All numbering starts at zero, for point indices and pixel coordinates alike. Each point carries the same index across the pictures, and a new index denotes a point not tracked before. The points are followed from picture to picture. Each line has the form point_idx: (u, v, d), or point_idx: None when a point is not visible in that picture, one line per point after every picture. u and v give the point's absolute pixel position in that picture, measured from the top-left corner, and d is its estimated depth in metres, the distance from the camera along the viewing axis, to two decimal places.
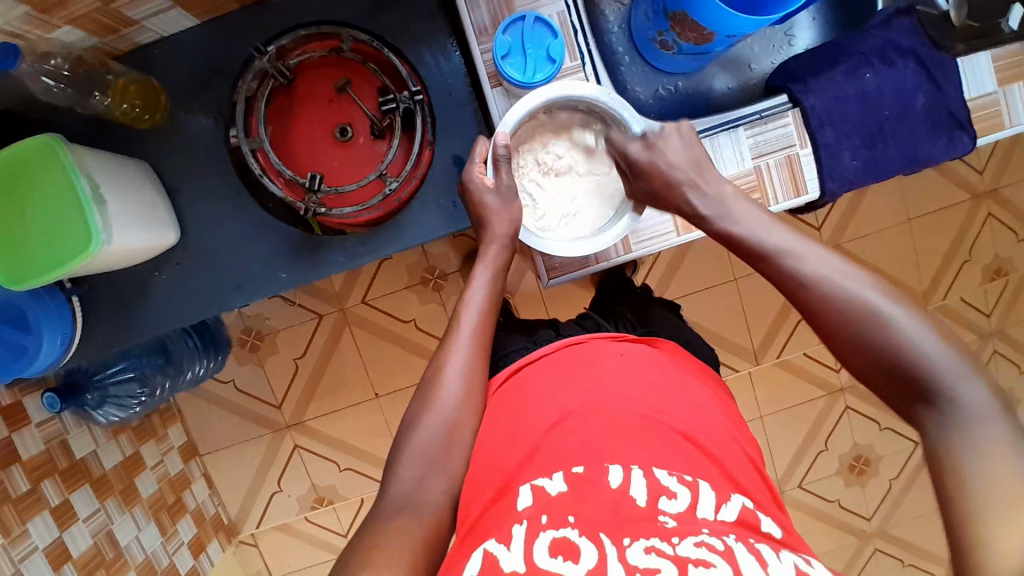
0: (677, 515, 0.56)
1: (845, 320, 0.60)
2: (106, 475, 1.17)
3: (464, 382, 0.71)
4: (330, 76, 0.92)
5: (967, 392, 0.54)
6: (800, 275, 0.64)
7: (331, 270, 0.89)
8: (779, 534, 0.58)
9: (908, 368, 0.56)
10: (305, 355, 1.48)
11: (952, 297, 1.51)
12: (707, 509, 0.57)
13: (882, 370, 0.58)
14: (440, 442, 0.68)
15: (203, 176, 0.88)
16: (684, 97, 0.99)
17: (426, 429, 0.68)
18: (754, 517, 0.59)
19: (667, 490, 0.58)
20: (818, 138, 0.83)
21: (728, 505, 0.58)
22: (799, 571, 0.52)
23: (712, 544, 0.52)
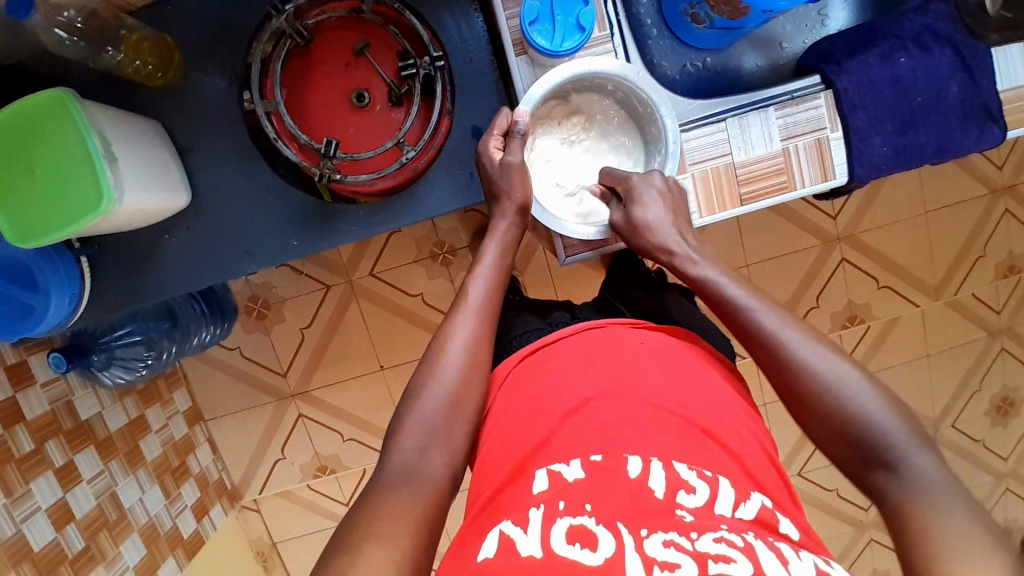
0: (694, 510, 0.55)
1: (804, 380, 0.61)
2: (111, 437, 1.17)
3: (468, 353, 0.70)
4: (347, 38, 0.89)
5: (916, 460, 0.55)
6: (769, 332, 0.64)
7: (345, 239, 0.88)
8: (796, 535, 0.57)
9: (863, 425, 0.58)
10: (312, 324, 1.47)
11: (964, 293, 1.49)
12: (726, 505, 0.56)
13: (834, 430, 0.59)
14: (443, 413, 0.67)
15: (214, 139, 0.86)
16: (711, 75, 0.95)
17: (427, 401, 0.67)
18: (772, 517, 0.57)
19: (686, 484, 0.57)
20: (850, 122, 0.81)
21: (746, 503, 0.57)
22: (817, 570, 0.52)
23: (732, 540, 0.52)
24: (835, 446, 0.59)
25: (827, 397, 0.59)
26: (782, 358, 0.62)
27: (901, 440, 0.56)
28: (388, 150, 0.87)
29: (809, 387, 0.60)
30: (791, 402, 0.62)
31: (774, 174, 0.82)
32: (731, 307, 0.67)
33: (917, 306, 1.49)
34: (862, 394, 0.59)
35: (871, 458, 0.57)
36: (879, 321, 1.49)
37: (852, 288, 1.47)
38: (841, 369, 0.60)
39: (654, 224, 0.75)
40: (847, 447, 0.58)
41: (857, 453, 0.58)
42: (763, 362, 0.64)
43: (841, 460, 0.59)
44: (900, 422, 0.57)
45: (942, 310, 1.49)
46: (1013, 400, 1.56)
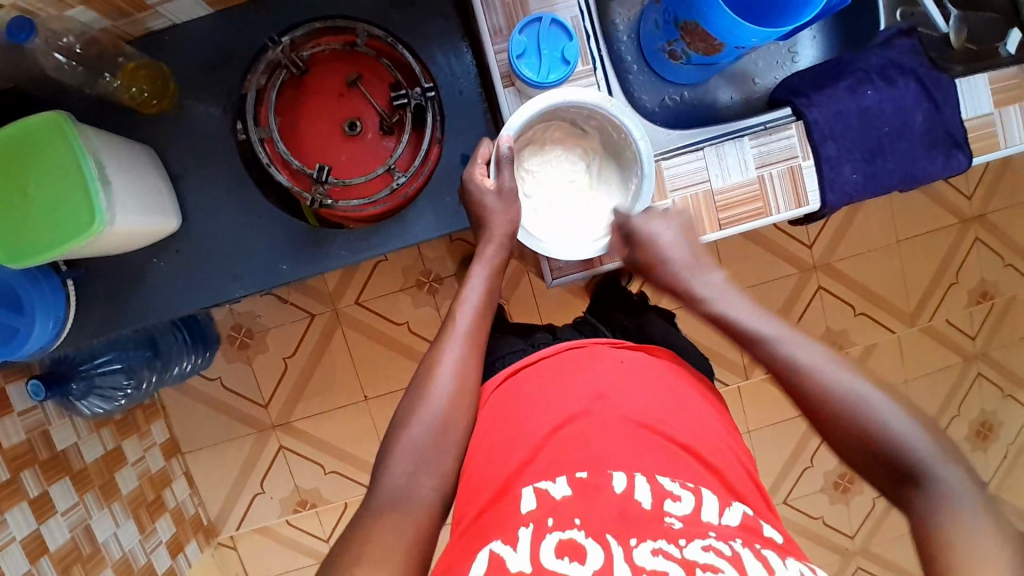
0: (682, 517, 0.57)
1: (839, 408, 0.64)
2: (87, 468, 1.15)
3: (456, 377, 0.71)
4: (341, 70, 0.91)
5: (945, 478, 0.58)
6: (796, 362, 0.68)
7: (331, 264, 0.88)
8: (779, 540, 0.59)
9: (890, 446, 0.61)
10: (296, 353, 1.47)
11: (938, 319, 1.54)
12: (712, 514, 0.58)
13: (866, 452, 0.62)
14: (431, 437, 0.67)
15: (206, 165, 0.87)
16: (689, 108, 0.99)
17: (417, 424, 0.67)
18: (756, 524, 0.59)
19: (670, 494, 0.59)
20: (820, 151, 0.84)
21: (730, 510, 0.59)
22: None
23: (720, 549, 0.54)
24: (861, 458, 0.63)
25: (859, 421, 0.63)
26: (808, 384, 0.66)
27: (931, 458, 0.59)
28: (378, 177, 0.88)
29: (843, 414, 0.64)
30: (816, 423, 0.66)
31: (750, 201, 0.85)
32: (758, 339, 0.71)
33: (893, 332, 1.53)
34: (890, 415, 0.62)
35: (900, 471, 0.60)
36: (856, 347, 1.53)
37: (829, 315, 1.51)
38: (873, 393, 0.64)
39: (660, 268, 0.80)
40: (875, 464, 0.62)
41: (888, 467, 0.61)
42: (790, 388, 0.68)
43: (871, 474, 0.63)
44: (931, 443, 0.60)
45: (917, 336, 1.54)
46: (990, 424, 1.59)
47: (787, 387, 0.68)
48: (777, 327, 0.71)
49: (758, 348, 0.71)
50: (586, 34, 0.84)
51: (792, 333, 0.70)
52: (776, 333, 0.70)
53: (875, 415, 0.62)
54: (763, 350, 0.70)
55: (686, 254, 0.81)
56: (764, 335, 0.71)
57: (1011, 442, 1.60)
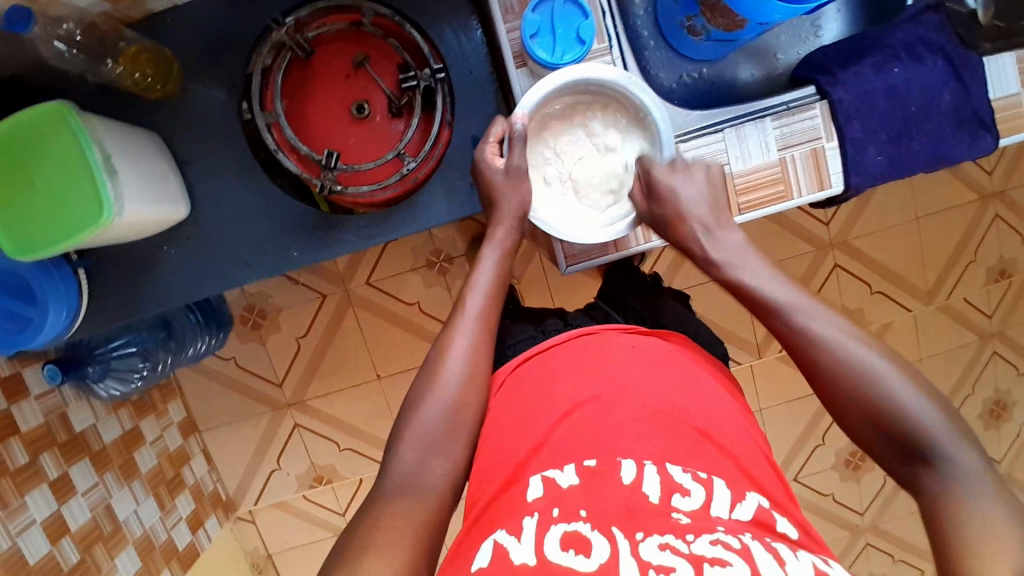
0: (690, 513, 0.56)
1: (849, 384, 0.61)
2: (106, 449, 1.17)
3: (468, 362, 0.69)
4: (348, 51, 0.89)
5: (959, 463, 0.55)
6: (812, 335, 0.64)
7: (343, 250, 0.87)
8: (794, 534, 0.58)
9: (906, 430, 0.58)
10: (308, 333, 1.47)
11: (954, 297, 1.51)
12: (722, 507, 0.57)
13: (879, 433, 0.59)
14: (443, 427, 0.66)
15: (213, 150, 0.86)
16: (707, 85, 0.96)
17: (428, 410, 0.66)
18: (769, 517, 0.58)
19: (680, 488, 0.57)
20: (845, 132, 0.81)
21: (742, 504, 0.58)
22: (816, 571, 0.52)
23: (728, 543, 0.52)
24: (878, 442, 0.60)
25: (884, 403, 0.59)
26: (824, 361, 0.62)
27: (947, 443, 0.56)
28: (388, 161, 0.87)
29: (853, 390, 0.61)
30: (830, 401, 0.63)
31: (771, 184, 0.83)
32: (777, 309, 0.67)
33: (909, 310, 1.51)
34: (909, 401, 0.58)
35: (909, 451, 0.58)
36: (871, 326, 1.51)
37: (846, 294, 1.49)
38: (889, 372, 0.60)
39: (676, 225, 0.76)
40: (889, 447, 0.59)
41: (900, 448, 0.58)
42: (803, 364, 0.64)
43: (882, 458, 0.60)
44: (946, 424, 0.57)
45: (933, 315, 1.52)
46: (1005, 404, 1.57)
47: (801, 362, 0.64)
48: (794, 294, 0.67)
49: (774, 317, 0.67)
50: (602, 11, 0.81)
51: (809, 304, 0.66)
52: (790, 303, 0.66)
53: (896, 400, 0.59)
54: (782, 319, 0.66)
55: (704, 210, 0.76)
56: (782, 302, 0.67)
57: None
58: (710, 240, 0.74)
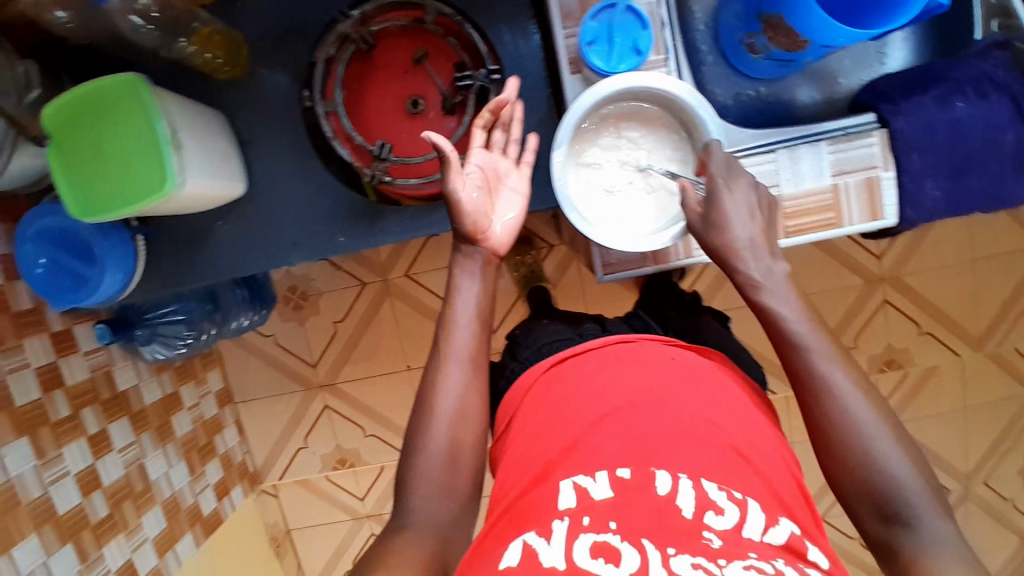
0: (722, 533, 0.55)
1: (846, 437, 0.62)
2: (145, 410, 1.23)
3: (462, 398, 0.69)
4: (408, 46, 0.89)
5: (934, 530, 0.58)
6: (826, 382, 0.64)
7: (387, 238, 0.89)
8: (825, 564, 0.56)
9: (889, 491, 0.60)
10: (346, 318, 1.51)
11: (1005, 347, 1.54)
12: (754, 529, 0.56)
13: (865, 491, 0.61)
14: (445, 466, 0.66)
15: (272, 132, 0.89)
16: (764, 106, 0.93)
17: (427, 453, 0.66)
18: (801, 544, 0.57)
19: (714, 506, 0.57)
20: (903, 164, 0.80)
21: (775, 528, 0.57)
22: None
23: (761, 568, 0.52)
24: (860, 498, 0.61)
25: (871, 461, 0.61)
26: (831, 408, 0.63)
27: (925, 510, 0.58)
28: (438, 158, 0.87)
29: (850, 445, 0.62)
30: (822, 447, 0.64)
31: (822, 210, 0.81)
32: (795, 347, 0.66)
33: (956, 355, 1.55)
34: (898, 467, 0.60)
35: (887, 511, 0.60)
36: (916, 367, 1.55)
37: (892, 330, 1.52)
38: (884, 432, 0.62)
39: (720, 236, 0.71)
40: (869, 502, 0.61)
41: (877, 506, 0.60)
42: (808, 404, 0.65)
43: (857, 513, 0.62)
44: (926, 493, 0.59)
45: (979, 361, 1.55)
46: None
47: (804, 401, 0.65)
48: (810, 334, 0.67)
49: (791, 356, 0.67)
50: (661, 24, 0.81)
51: (824, 350, 0.66)
52: (815, 347, 0.66)
53: (885, 461, 0.60)
54: (796, 360, 0.66)
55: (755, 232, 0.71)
56: (798, 343, 0.67)
57: None
58: (754, 265, 0.70)
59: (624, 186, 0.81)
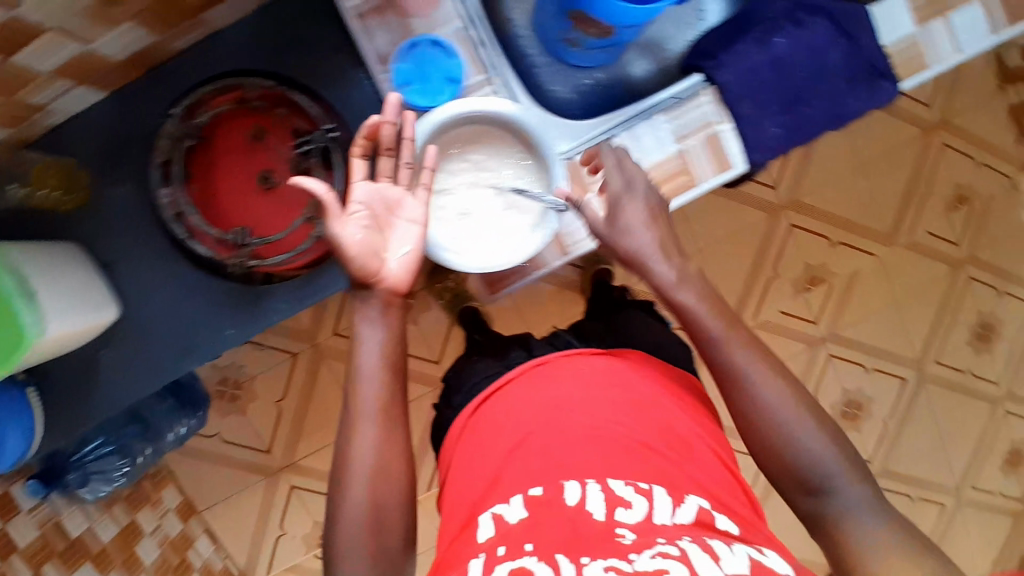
0: (634, 526, 0.61)
1: (767, 425, 0.67)
2: (106, 549, 1.16)
3: (379, 453, 0.66)
4: (244, 126, 0.88)
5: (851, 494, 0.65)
6: (743, 373, 0.68)
7: (273, 318, 0.87)
8: (734, 530, 0.64)
9: (813, 469, 0.66)
10: (286, 395, 1.48)
11: (920, 232, 1.62)
12: (663, 514, 0.63)
13: (790, 470, 0.67)
14: (372, 525, 0.65)
15: (133, 246, 0.86)
16: (605, 89, 0.97)
17: (354, 516, 0.65)
18: (708, 516, 0.64)
19: (622, 501, 0.63)
20: (737, 112, 0.82)
21: (683, 507, 0.64)
22: (750, 562, 0.57)
23: (668, 552, 0.56)
24: (786, 477, 0.67)
25: (794, 443, 0.66)
26: (752, 399, 0.68)
27: (843, 479, 0.65)
28: (299, 227, 0.86)
29: (772, 432, 0.67)
30: (748, 434, 0.69)
31: (674, 176, 0.83)
32: (707, 345, 0.70)
33: (875, 255, 1.61)
34: (818, 442, 0.66)
35: (808, 483, 0.66)
36: (840, 276, 1.60)
37: (808, 251, 1.56)
38: (800, 413, 0.67)
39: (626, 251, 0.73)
40: (794, 479, 0.67)
41: (798, 480, 0.67)
42: (731, 396, 0.69)
43: (782, 485, 0.68)
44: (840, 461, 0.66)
45: (899, 252, 1.62)
46: (990, 326, 1.72)
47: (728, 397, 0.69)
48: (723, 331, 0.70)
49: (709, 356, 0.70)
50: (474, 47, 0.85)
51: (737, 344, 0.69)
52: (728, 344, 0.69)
53: (807, 439, 0.66)
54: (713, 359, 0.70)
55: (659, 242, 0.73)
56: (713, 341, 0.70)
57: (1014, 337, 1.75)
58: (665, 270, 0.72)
59: (478, 209, 0.81)
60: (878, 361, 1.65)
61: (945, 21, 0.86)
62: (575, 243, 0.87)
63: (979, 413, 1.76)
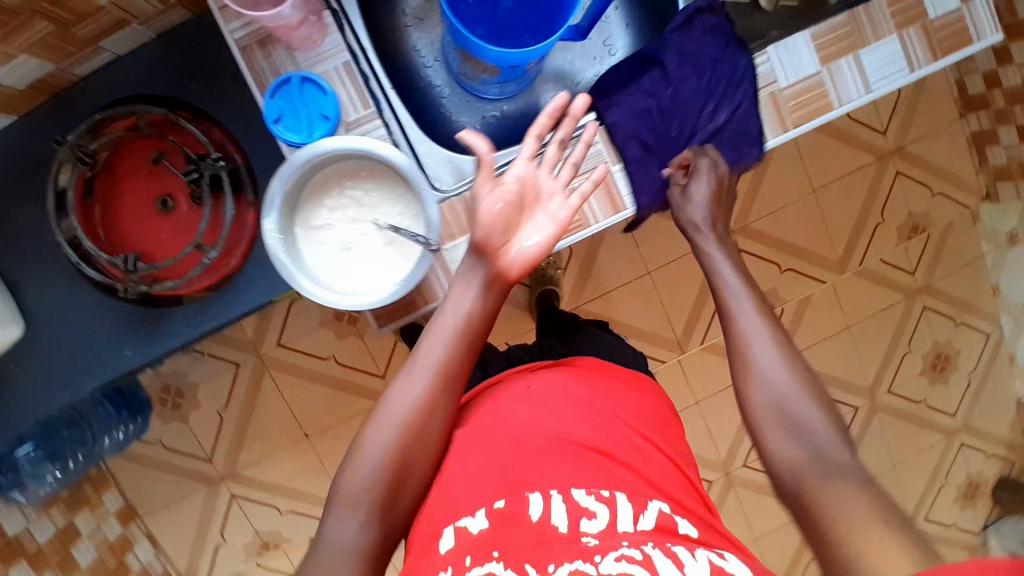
0: (598, 533, 0.61)
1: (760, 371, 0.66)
2: (41, 548, 1.19)
3: (386, 463, 0.65)
4: (142, 149, 0.89)
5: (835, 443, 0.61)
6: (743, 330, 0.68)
7: (174, 341, 0.88)
8: (695, 534, 0.65)
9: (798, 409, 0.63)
10: (228, 406, 1.49)
11: (871, 260, 1.62)
12: (627, 521, 0.63)
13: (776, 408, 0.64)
14: (359, 540, 0.63)
15: (38, 265, 0.87)
16: (514, 120, 1.00)
17: (341, 529, 0.63)
18: (670, 521, 0.65)
19: (587, 511, 0.64)
20: (625, 153, 0.85)
21: (645, 514, 0.65)
22: (712, 569, 0.58)
23: (631, 556, 0.58)
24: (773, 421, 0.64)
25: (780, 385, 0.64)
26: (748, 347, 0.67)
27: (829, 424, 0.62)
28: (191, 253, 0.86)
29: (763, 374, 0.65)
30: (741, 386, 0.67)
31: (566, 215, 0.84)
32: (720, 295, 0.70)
33: (825, 282, 1.61)
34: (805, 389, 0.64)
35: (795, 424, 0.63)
36: (791, 301, 1.61)
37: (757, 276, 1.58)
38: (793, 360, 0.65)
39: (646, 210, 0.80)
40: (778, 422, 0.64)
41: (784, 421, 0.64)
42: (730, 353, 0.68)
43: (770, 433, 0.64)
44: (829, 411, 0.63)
45: (850, 280, 1.62)
46: (946, 356, 1.71)
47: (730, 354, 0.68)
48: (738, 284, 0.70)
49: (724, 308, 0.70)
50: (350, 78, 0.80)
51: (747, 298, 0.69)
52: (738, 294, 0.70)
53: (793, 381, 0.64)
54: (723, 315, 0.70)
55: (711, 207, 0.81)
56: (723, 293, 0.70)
57: (971, 369, 1.72)
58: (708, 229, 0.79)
59: (358, 243, 0.79)
60: (825, 388, 1.67)
61: (855, 60, 0.85)
62: None
63: (932, 444, 1.74)
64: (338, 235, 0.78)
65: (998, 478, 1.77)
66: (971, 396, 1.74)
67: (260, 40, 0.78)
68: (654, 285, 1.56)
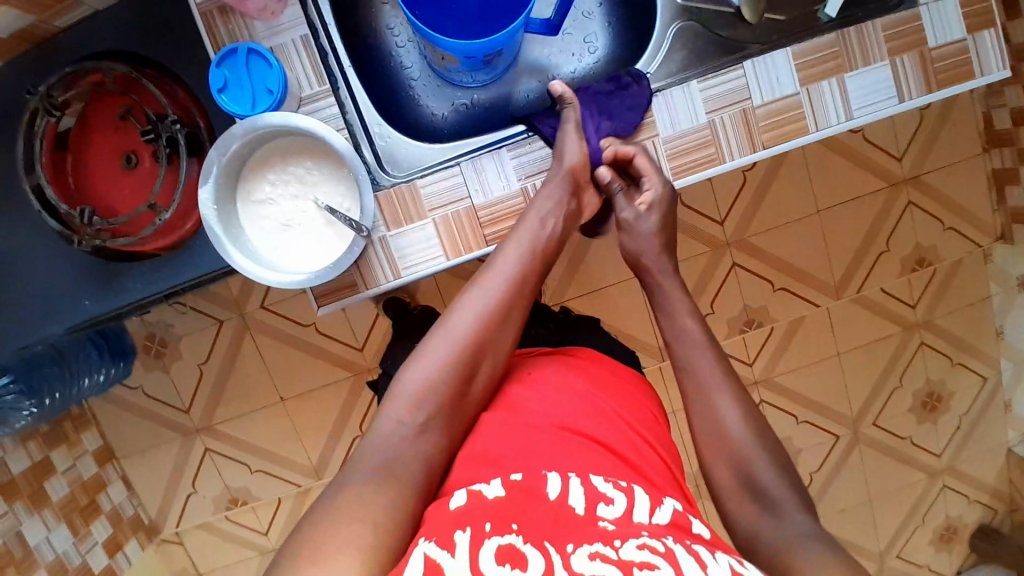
0: (614, 520, 0.60)
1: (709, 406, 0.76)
2: (15, 479, 1.30)
3: (420, 406, 0.66)
4: (111, 105, 0.91)
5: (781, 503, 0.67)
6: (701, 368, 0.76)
7: (128, 296, 0.90)
8: (708, 535, 0.63)
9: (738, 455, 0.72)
10: (209, 360, 1.52)
11: (871, 288, 1.57)
12: (642, 513, 0.62)
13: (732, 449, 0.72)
14: (387, 474, 0.61)
15: (8, 210, 0.90)
16: (483, 108, 1.08)
17: (372, 466, 0.61)
18: (685, 520, 0.63)
19: (603, 497, 0.63)
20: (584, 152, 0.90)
21: (661, 509, 0.63)
22: (734, 572, 0.55)
23: (654, 547, 0.56)
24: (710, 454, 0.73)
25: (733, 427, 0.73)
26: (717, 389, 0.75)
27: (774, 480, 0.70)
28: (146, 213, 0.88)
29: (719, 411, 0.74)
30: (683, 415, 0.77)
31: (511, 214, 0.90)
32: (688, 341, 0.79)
33: (819, 306, 1.57)
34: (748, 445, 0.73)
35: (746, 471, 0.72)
36: (782, 321, 1.57)
37: (746, 292, 1.55)
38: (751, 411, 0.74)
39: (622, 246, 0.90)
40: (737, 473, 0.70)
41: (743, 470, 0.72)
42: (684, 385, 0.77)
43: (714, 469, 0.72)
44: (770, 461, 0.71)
45: (846, 307, 1.58)
46: (938, 395, 1.66)
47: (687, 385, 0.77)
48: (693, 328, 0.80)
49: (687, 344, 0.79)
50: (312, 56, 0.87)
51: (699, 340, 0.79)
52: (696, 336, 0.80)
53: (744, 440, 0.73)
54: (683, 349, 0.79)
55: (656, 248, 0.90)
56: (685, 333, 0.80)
57: (964, 412, 1.67)
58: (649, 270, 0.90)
59: (299, 220, 0.84)
60: (808, 414, 1.63)
61: (837, 82, 0.88)
62: (409, 267, 0.89)
63: (914, 483, 1.69)
64: (280, 210, 0.85)
65: (977, 524, 1.72)
66: (960, 440, 1.68)
67: (220, 7, 0.85)
68: (641, 290, 1.54)
